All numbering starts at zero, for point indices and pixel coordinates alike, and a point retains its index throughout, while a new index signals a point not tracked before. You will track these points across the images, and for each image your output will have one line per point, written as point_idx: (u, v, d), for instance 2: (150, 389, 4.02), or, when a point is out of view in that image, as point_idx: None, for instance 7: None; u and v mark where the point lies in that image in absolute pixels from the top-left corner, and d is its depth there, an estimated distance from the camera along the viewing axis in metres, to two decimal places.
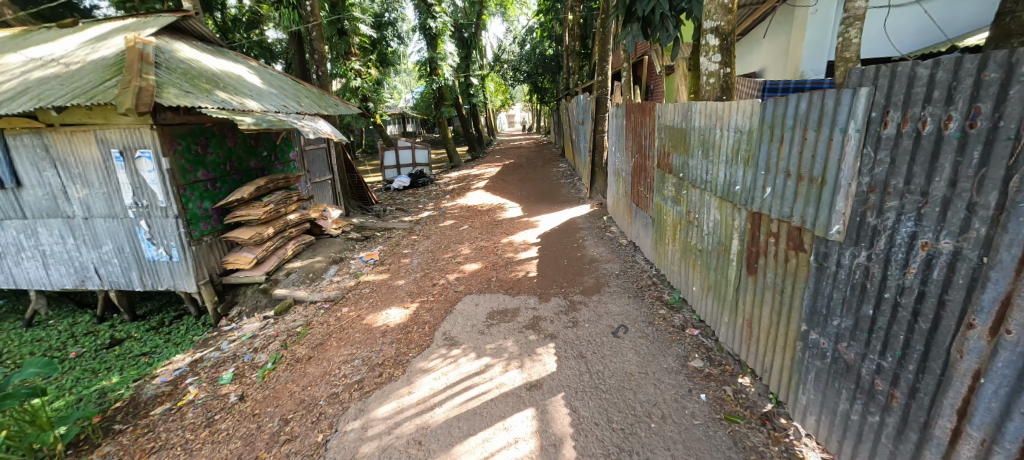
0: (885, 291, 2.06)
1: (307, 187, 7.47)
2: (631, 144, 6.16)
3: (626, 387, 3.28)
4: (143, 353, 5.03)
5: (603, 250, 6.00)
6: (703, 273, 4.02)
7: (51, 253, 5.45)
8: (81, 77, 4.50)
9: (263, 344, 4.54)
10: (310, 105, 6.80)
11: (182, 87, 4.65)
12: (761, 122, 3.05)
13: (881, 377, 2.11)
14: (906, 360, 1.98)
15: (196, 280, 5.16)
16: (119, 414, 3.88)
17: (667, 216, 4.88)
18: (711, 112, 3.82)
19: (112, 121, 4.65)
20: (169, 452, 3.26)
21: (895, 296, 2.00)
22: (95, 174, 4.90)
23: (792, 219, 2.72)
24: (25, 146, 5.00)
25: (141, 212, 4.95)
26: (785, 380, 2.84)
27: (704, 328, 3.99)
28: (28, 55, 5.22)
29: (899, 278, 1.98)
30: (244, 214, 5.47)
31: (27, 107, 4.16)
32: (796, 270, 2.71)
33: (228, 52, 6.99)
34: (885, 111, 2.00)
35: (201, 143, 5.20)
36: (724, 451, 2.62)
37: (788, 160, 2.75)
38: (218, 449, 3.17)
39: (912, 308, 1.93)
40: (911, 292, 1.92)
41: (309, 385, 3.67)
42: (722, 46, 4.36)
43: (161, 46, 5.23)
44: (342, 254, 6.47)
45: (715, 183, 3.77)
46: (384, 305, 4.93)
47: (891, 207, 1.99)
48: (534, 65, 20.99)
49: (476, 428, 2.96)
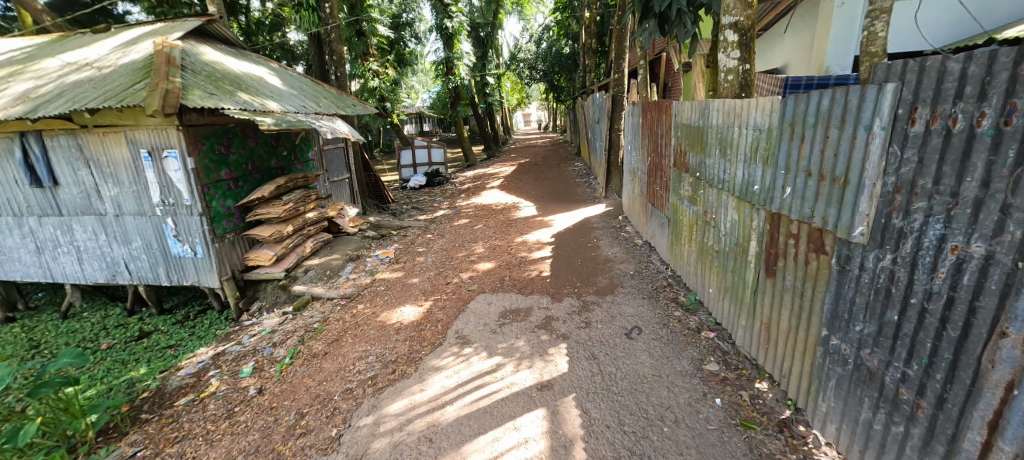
0: (910, 296, 1.98)
1: (325, 186, 7.62)
2: (647, 142, 6.06)
3: (638, 390, 3.23)
4: (169, 345, 5.23)
5: (617, 250, 5.93)
6: (720, 275, 3.94)
7: (85, 249, 5.71)
8: (112, 80, 4.69)
9: (282, 339, 4.66)
10: (328, 105, 6.93)
11: (206, 88, 4.81)
12: (781, 119, 2.96)
13: (905, 386, 2.03)
14: (933, 368, 1.90)
15: (219, 276, 5.33)
16: (146, 404, 4.04)
17: (683, 216, 4.79)
18: (729, 110, 3.72)
19: (140, 122, 4.83)
20: (192, 441, 3.37)
21: (921, 302, 1.92)
22: (126, 174, 5.11)
23: (812, 220, 2.63)
24: (61, 147, 5.24)
25: (168, 210, 5.14)
26: (804, 386, 2.76)
27: (720, 331, 3.91)
28: (64, 60, 5.46)
29: (925, 283, 1.90)
30: (265, 212, 5.62)
31: (62, 109, 4.36)
32: (816, 273, 2.62)
33: (250, 55, 7.17)
34: (912, 108, 1.91)
35: (224, 144, 5.36)
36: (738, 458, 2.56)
37: (810, 159, 2.66)
38: (237, 440, 3.27)
39: (940, 315, 1.85)
40: (939, 298, 1.84)
41: (325, 380, 3.75)
42: (740, 42, 4.25)
43: (186, 49, 5.41)
44: (358, 252, 6.58)
45: (733, 183, 3.68)
46: (398, 302, 5.00)
47: (918, 208, 1.90)
48: (550, 63, 20.86)
49: (487, 426, 2.96)
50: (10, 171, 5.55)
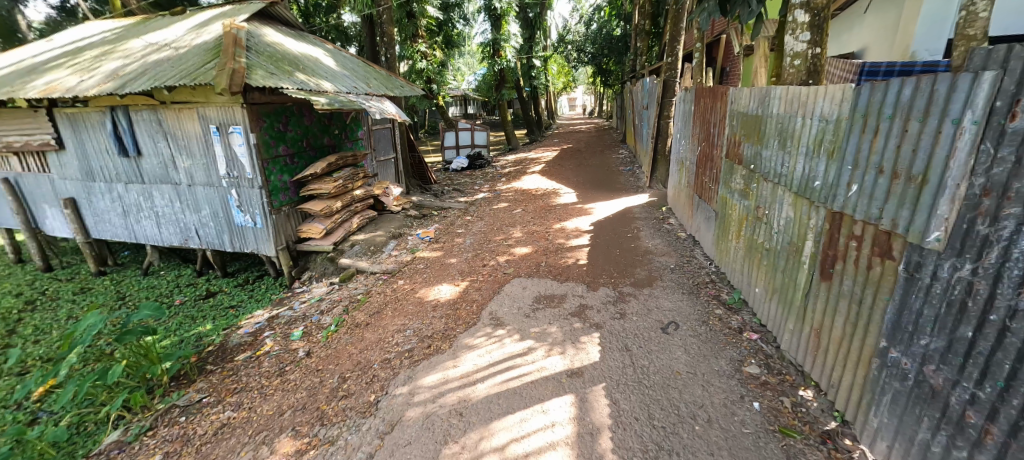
0: (989, 312, 1.78)
1: (372, 165, 7.90)
2: (699, 131, 5.76)
3: (670, 386, 3.16)
4: (231, 305, 5.73)
5: (659, 242, 5.75)
6: (769, 275, 3.72)
7: (163, 215, 6.31)
8: (187, 60, 5.07)
9: (328, 307, 4.96)
10: (378, 86, 7.14)
11: (268, 68, 5.09)
12: (853, 110, 2.70)
13: (973, 408, 1.85)
14: (1010, 392, 1.71)
15: (276, 245, 5.72)
16: (211, 357, 4.46)
17: (732, 210, 4.55)
18: (792, 98, 3.45)
19: (211, 99, 5.22)
20: (248, 393, 3.70)
21: (1002, 319, 1.72)
22: (198, 147, 5.56)
23: (879, 222, 2.40)
24: (143, 120, 5.76)
25: (232, 182, 5.56)
26: (854, 399, 2.57)
27: (764, 333, 3.71)
28: (147, 41, 5.95)
29: (1010, 299, 1.70)
30: (317, 188, 5.93)
31: (145, 86, 4.78)
32: (878, 280, 2.41)
33: (308, 36, 7.48)
34: (1014, 100, 1.68)
35: (283, 121, 5.68)
36: None
37: (882, 154, 2.42)
38: (288, 396, 3.55)
39: None
40: None
41: (366, 349, 3.97)
42: (812, 23, 3.90)
43: (251, 31, 5.72)
44: (401, 230, 6.81)
45: (791, 178, 3.43)
46: (436, 281, 5.15)
47: (1011, 214, 1.69)
48: (600, 45, 20.15)
49: (515, 407, 3.02)
50: (103, 142, 6.18)
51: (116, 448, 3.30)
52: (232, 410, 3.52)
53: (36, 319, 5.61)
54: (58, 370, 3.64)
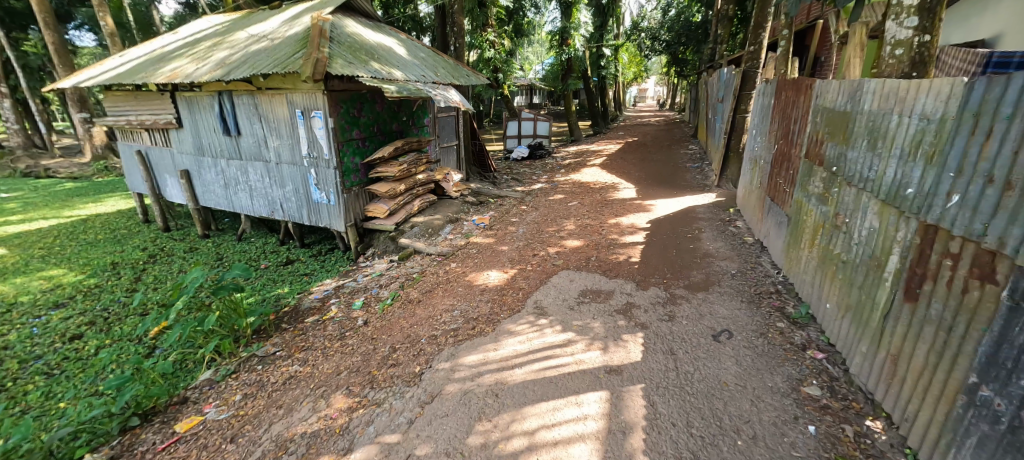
0: None
1: (436, 151, 8.15)
2: (776, 126, 5.41)
3: (715, 396, 3.10)
4: (306, 273, 6.07)
5: (722, 246, 5.51)
6: (843, 290, 3.53)
7: (255, 188, 6.84)
8: (280, 51, 5.64)
9: (387, 282, 5.21)
10: (445, 75, 7.45)
11: (347, 58, 5.60)
12: (961, 109, 2.47)
13: None
14: None
15: (345, 222, 6.16)
16: (286, 316, 4.75)
17: (807, 217, 4.29)
18: (889, 93, 3.16)
19: (297, 86, 5.68)
20: (313, 352, 3.85)
21: None
22: (285, 129, 6.05)
23: (984, 239, 2.24)
24: (241, 104, 6.29)
25: (313, 162, 6.02)
26: (931, 437, 2.44)
27: (832, 353, 3.52)
28: (250, 33, 6.62)
29: None
30: (383, 171, 6.30)
31: (245, 73, 5.35)
32: (975, 306, 2.26)
33: (385, 27, 7.92)
34: None
35: (357, 108, 6.06)
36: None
37: (997, 160, 2.21)
38: (346, 358, 3.66)
39: None
40: None
41: (416, 324, 4.07)
42: (922, 6, 3.15)
43: (335, 23, 6.35)
44: (458, 215, 7.05)
45: (879, 183, 3.18)
46: (486, 266, 5.26)
47: None
48: (676, 33, 17.67)
49: (549, 396, 3.01)
50: (210, 121, 6.79)
51: (208, 385, 3.62)
52: (299, 365, 3.67)
53: (158, 273, 6.37)
54: (168, 314, 4.07)
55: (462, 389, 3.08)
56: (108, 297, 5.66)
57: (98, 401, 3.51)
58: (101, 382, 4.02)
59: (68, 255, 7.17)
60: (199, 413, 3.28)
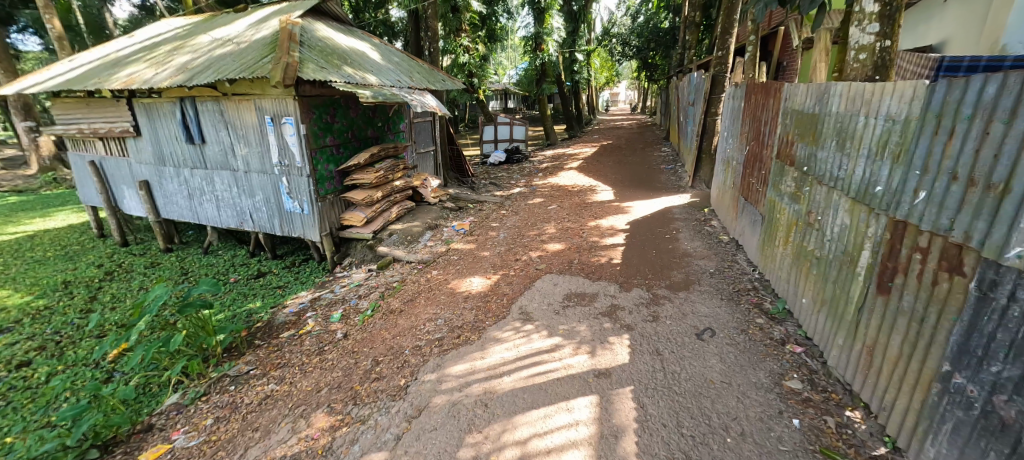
0: None
1: (412, 157, 8.02)
2: (747, 128, 5.59)
3: (703, 394, 3.13)
4: (279, 285, 5.83)
5: (699, 246, 5.63)
6: (818, 285, 3.65)
7: (222, 198, 6.54)
8: (247, 55, 5.43)
9: (367, 292, 5.07)
10: (420, 80, 7.36)
11: (318, 62, 5.45)
12: (924, 109, 2.59)
13: None
14: None
15: (321, 231, 5.96)
16: (259, 332, 4.53)
17: (780, 215, 4.44)
18: (855, 95, 3.30)
19: (267, 92, 5.47)
20: (291, 369, 3.68)
21: None
22: (254, 136, 5.81)
23: (950, 233, 2.33)
24: (206, 110, 6.01)
25: (284, 170, 5.81)
26: (909, 424, 2.53)
27: (810, 346, 3.64)
28: (214, 37, 6.35)
29: None
30: (359, 178, 6.15)
31: (210, 78, 5.12)
32: (945, 297, 2.35)
33: (357, 31, 7.75)
34: None
35: (330, 113, 5.88)
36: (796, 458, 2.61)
37: (959, 158, 2.31)
38: (326, 373, 3.51)
39: None
40: None
41: (399, 335, 3.96)
42: (883, 13, 3.31)
43: (305, 26, 6.17)
44: (437, 221, 6.94)
45: (849, 182, 3.31)
46: (468, 272, 5.19)
47: None
48: (645, 38, 18.09)
49: (540, 403, 2.97)
50: (172, 129, 6.45)
51: (174, 410, 3.39)
52: (276, 384, 3.49)
53: (116, 291, 5.97)
54: (129, 335, 3.81)
55: (450, 401, 3.00)
56: (59, 320, 5.25)
57: (51, 434, 3.23)
58: (53, 412, 3.70)
59: (13, 274, 6.64)
60: (166, 441, 3.07)
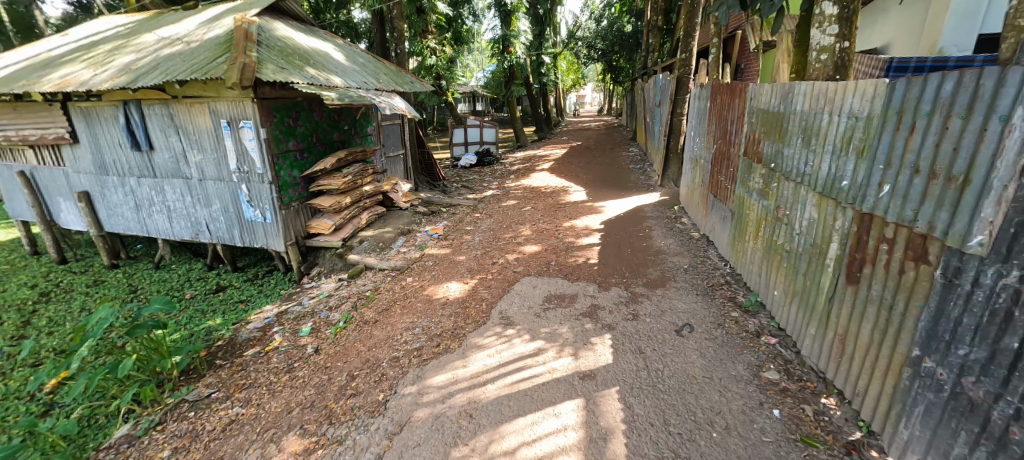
0: None
1: (381, 161, 7.79)
2: (714, 127, 5.75)
3: (687, 391, 3.14)
4: (240, 300, 5.47)
5: (672, 243, 5.73)
6: (789, 277, 3.76)
7: (174, 208, 6.09)
8: (199, 55, 5.09)
9: (338, 303, 4.84)
10: (387, 82, 7.16)
11: (279, 63, 5.18)
12: (886, 106, 2.68)
13: (1000, 406, 1.93)
14: None
15: (285, 240, 5.65)
16: (220, 351, 4.23)
17: (750, 211, 4.56)
18: (819, 94, 3.42)
19: (222, 94, 5.14)
20: (256, 390, 3.43)
21: None
22: (208, 141, 5.45)
23: (914, 224, 2.39)
24: (153, 114, 5.58)
25: (243, 177, 5.48)
26: (882, 409, 2.59)
27: (783, 337, 3.73)
28: (161, 36, 5.92)
29: None
30: (326, 184, 5.90)
31: (157, 79, 4.75)
32: (912, 285, 2.40)
33: (319, 31, 7.47)
34: None
35: (292, 116, 5.61)
36: (780, 449, 2.64)
37: (919, 152, 2.39)
38: (297, 392, 3.30)
39: None
40: None
41: (374, 347, 3.79)
42: (841, 15, 3.47)
43: (262, 25, 5.87)
44: (410, 227, 6.76)
45: (816, 177, 3.42)
46: (445, 278, 5.06)
47: None
48: (609, 42, 18.43)
49: (526, 409, 2.90)
50: (114, 135, 5.96)
51: (125, 442, 3.05)
52: (240, 407, 3.24)
53: (51, 313, 5.42)
54: (68, 362, 3.44)
55: (432, 415, 2.86)
56: None
57: None
58: None
59: None
60: None
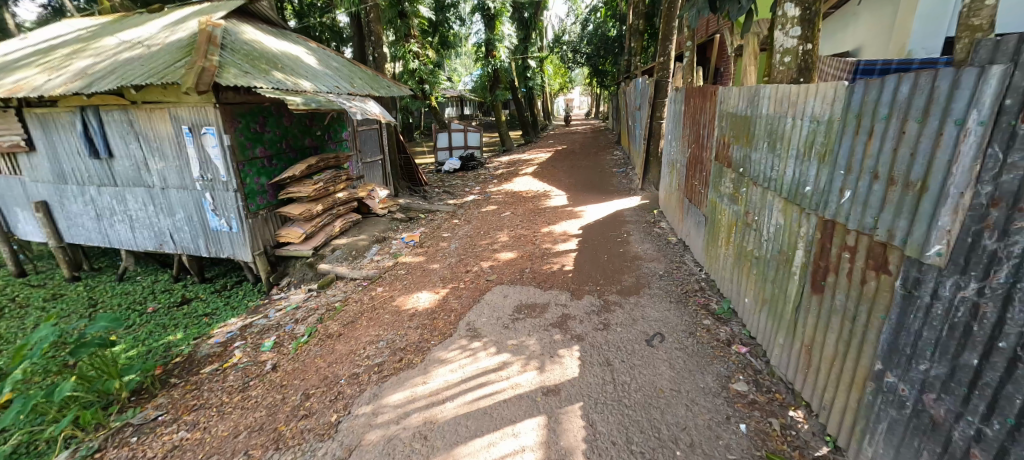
0: (997, 340, 1.70)
1: (357, 167, 7.63)
2: (688, 131, 5.68)
3: (652, 405, 3.04)
4: (205, 313, 5.28)
5: (649, 248, 5.64)
6: (758, 285, 3.68)
7: (137, 218, 5.89)
8: (159, 58, 4.92)
9: (304, 316, 4.67)
10: (362, 86, 7.02)
11: (243, 67, 5.03)
12: (845, 110, 2.61)
13: (961, 424, 1.84)
14: (1001, 420, 1.70)
15: (252, 250, 5.49)
16: (176, 369, 4.06)
17: (721, 216, 4.48)
18: (782, 97, 3.35)
19: (182, 99, 4.97)
20: (206, 412, 3.27)
21: (1013, 348, 1.65)
22: (170, 148, 5.27)
23: (875, 232, 2.31)
24: (112, 120, 5.39)
25: (207, 185, 5.30)
26: (847, 424, 2.50)
27: (754, 346, 3.65)
28: (122, 39, 5.73)
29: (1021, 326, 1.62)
30: (296, 191, 5.74)
31: (112, 85, 4.57)
32: (874, 296, 2.32)
33: (291, 34, 7.31)
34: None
35: (259, 122, 5.46)
36: None
37: (878, 157, 2.31)
38: (248, 413, 3.16)
39: None
40: None
41: (335, 362, 3.65)
42: (803, 17, 3.40)
43: (229, 29, 5.71)
44: (385, 234, 6.62)
45: (782, 182, 3.35)
46: (416, 287, 4.92)
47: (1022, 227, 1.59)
48: (594, 46, 18.43)
49: (483, 429, 2.78)
50: (73, 142, 5.75)
51: None
52: (186, 431, 3.09)
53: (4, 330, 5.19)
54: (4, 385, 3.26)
55: (384, 437, 2.73)
56: None
57: None
58: None
59: None
60: None
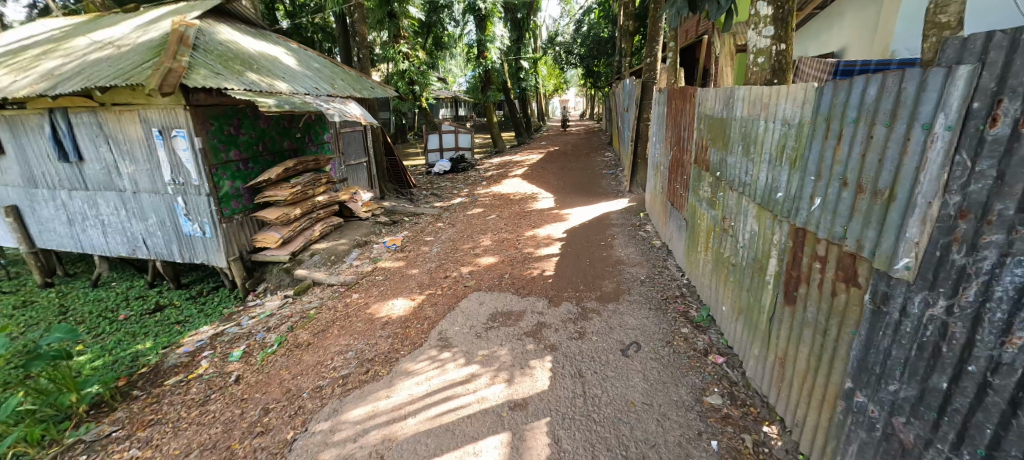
0: (967, 362, 1.59)
1: (339, 169, 7.52)
2: (670, 134, 5.57)
3: (621, 420, 2.92)
4: (177, 321, 5.17)
5: (632, 252, 5.53)
6: (735, 293, 3.57)
7: (110, 222, 5.77)
8: (127, 59, 4.80)
9: (276, 324, 4.56)
10: (343, 87, 6.90)
11: (214, 68, 4.91)
12: (815, 113, 2.50)
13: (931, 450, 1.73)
14: (969, 447, 1.59)
15: (226, 255, 5.38)
16: (140, 380, 3.95)
17: (701, 220, 4.37)
18: (756, 99, 3.24)
19: (151, 101, 4.85)
20: (162, 427, 3.16)
21: (983, 373, 1.54)
22: (141, 151, 5.15)
23: (844, 242, 2.19)
24: (82, 123, 5.27)
25: (179, 189, 5.19)
26: (819, 443, 2.39)
27: (731, 356, 3.54)
28: (93, 40, 5.60)
29: (991, 348, 1.51)
30: (272, 195, 5.62)
31: (77, 86, 4.45)
32: (844, 309, 2.21)
33: (272, 35, 7.19)
34: (995, 102, 1.44)
35: (234, 124, 5.34)
36: None
37: (846, 163, 2.20)
38: (204, 430, 3.05)
39: (1008, 396, 1.46)
40: (1009, 371, 1.46)
41: (300, 374, 3.53)
42: (776, 16, 3.29)
43: (203, 29, 5.59)
44: (367, 238, 6.50)
45: (755, 187, 3.24)
46: (392, 294, 4.81)
47: (992, 242, 1.47)
48: (588, 47, 18.34)
49: (443, 447, 2.67)
50: (43, 145, 5.63)
51: None
52: (138, 448, 2.98)
53: None
54: None
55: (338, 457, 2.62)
56: None
57: None
58: None
59: None
60: None
